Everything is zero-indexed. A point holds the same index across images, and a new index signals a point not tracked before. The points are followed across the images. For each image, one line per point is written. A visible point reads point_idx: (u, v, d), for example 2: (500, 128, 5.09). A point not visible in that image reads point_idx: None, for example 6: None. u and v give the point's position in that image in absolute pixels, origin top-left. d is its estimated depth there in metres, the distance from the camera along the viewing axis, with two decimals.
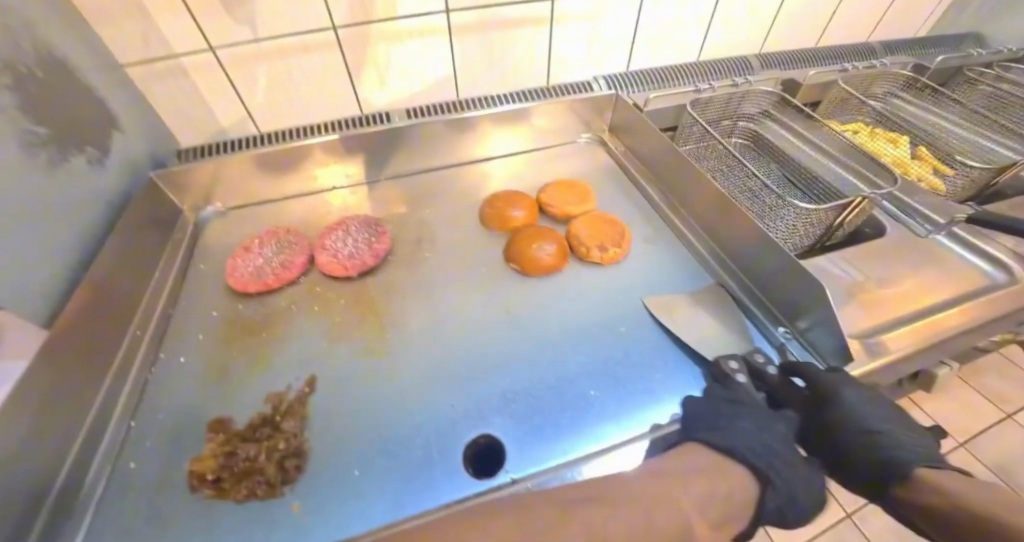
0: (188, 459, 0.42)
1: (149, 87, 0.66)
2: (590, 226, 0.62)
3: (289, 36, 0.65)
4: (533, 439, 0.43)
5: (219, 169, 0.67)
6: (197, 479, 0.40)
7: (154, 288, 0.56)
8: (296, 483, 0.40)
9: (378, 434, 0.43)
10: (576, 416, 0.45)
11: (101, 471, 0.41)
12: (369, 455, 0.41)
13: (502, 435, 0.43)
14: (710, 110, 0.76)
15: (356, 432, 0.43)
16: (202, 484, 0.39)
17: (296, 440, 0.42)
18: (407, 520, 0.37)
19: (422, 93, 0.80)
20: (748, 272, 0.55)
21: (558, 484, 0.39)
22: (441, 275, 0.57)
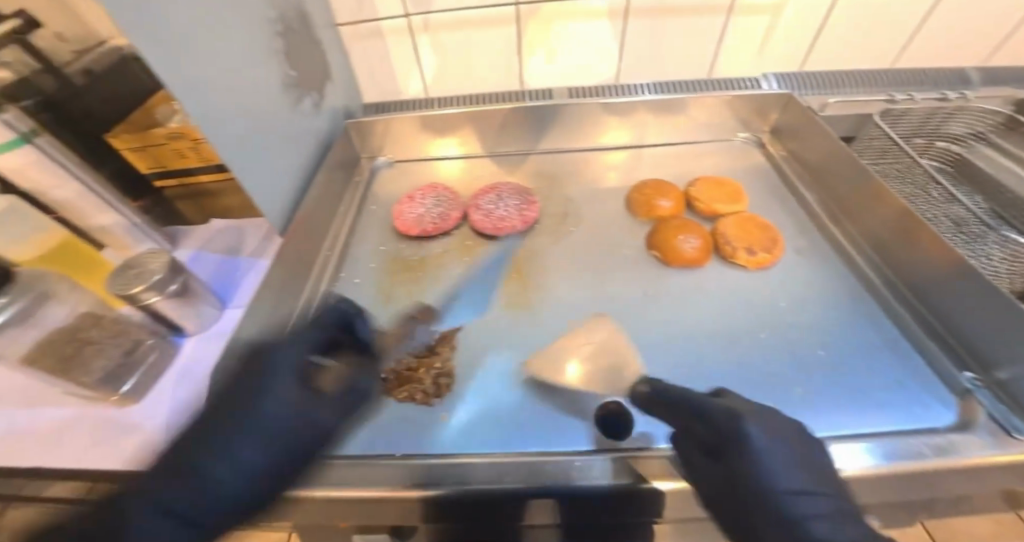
0: None
1: (354, 47, 0.77)
2: (740, 227, 0.59)
3: (475, 8, 0.72)
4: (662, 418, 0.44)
5: (395, 124, 0.76)
6: None
7: (339, 217, 0.67)
8: (446, 398, 0.46)
9: (517, 377, 0.47)
10: None
11: None
12: (508, 392, 0.46)
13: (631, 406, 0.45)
14: (905, 123, 0.68)
15: (498, 370, 0.48)
16: None
17: (448, 363, 0.48)
18: (536, 455, 0.41)
19: (580, 75, 0.84)
20: (930, 304, 0.49)
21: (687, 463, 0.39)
22: (581, 251, 0.61)
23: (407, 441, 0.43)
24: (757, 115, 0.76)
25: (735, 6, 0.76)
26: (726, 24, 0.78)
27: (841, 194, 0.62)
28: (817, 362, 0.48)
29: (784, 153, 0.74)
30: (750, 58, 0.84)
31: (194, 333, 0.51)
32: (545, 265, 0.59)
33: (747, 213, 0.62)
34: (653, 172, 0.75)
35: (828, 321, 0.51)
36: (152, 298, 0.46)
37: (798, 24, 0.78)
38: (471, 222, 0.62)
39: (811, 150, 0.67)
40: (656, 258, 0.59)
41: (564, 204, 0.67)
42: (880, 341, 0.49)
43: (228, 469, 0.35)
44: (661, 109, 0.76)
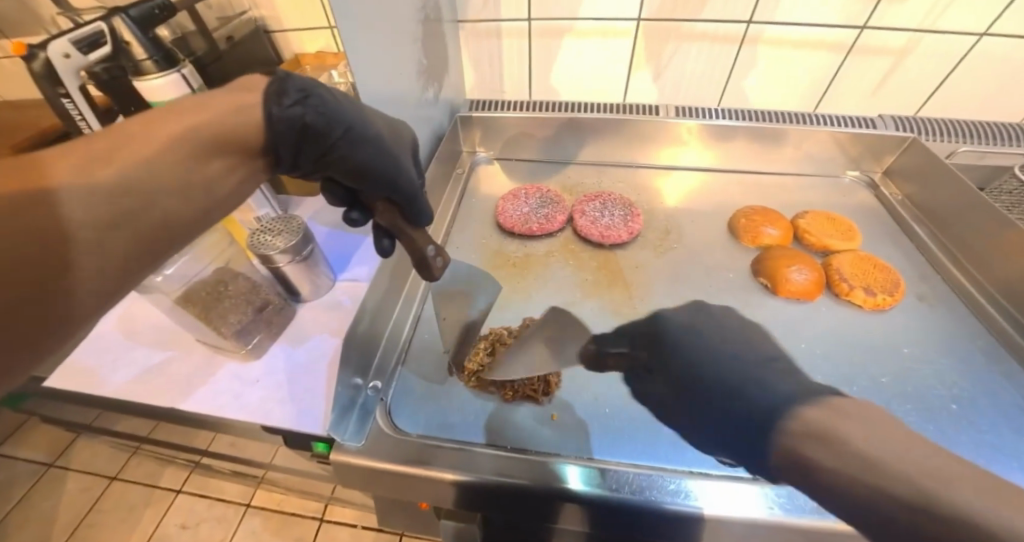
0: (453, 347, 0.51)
1: (472, 44, 0.82)
2: (856, 265, 0.57)
3: (595, 20, 0.76)
4: None
5: (501, 123, 0.79)
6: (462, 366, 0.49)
7: (443, 205, 0.70)
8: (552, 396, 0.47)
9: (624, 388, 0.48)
10: None
11: (403, 330, 0.52)
12: (616, 400, 0.47)
13: None
14: None
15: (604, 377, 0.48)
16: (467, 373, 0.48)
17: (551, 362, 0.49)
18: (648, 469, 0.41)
19: (681, 95, 0.86)
20: None
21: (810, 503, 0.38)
22: (684, 268, 0.60)
23: (517, 434, 0.44)
24: (872, 156, 0.75)
25: (857, 45, 0.75)
26: (844, 62, 0.77)
27: (979, 255, 0.60)
28: (948, 416, 0.45)
29: (901, 197, 0.73)
30: (862, 97, 0.82)
31: (309, 298, 0.54)
32: (648, 277, 0.58)
33: (862, 253, 0.60)
34: (751, 199, 0.75)
35: (950, 375, 0.49)
36: (281, 260, 0.49)
37: (921, 69, 0.76)
38: (575, 227, 0.64)
39: (946, 201, 0.66)
40: (763, 285, 0.58)
41: (665, 219, 0.68)
42: (1010, 404, 0.46)
43: (364, 160, 0.38)
44: (768, 137, 0.75)
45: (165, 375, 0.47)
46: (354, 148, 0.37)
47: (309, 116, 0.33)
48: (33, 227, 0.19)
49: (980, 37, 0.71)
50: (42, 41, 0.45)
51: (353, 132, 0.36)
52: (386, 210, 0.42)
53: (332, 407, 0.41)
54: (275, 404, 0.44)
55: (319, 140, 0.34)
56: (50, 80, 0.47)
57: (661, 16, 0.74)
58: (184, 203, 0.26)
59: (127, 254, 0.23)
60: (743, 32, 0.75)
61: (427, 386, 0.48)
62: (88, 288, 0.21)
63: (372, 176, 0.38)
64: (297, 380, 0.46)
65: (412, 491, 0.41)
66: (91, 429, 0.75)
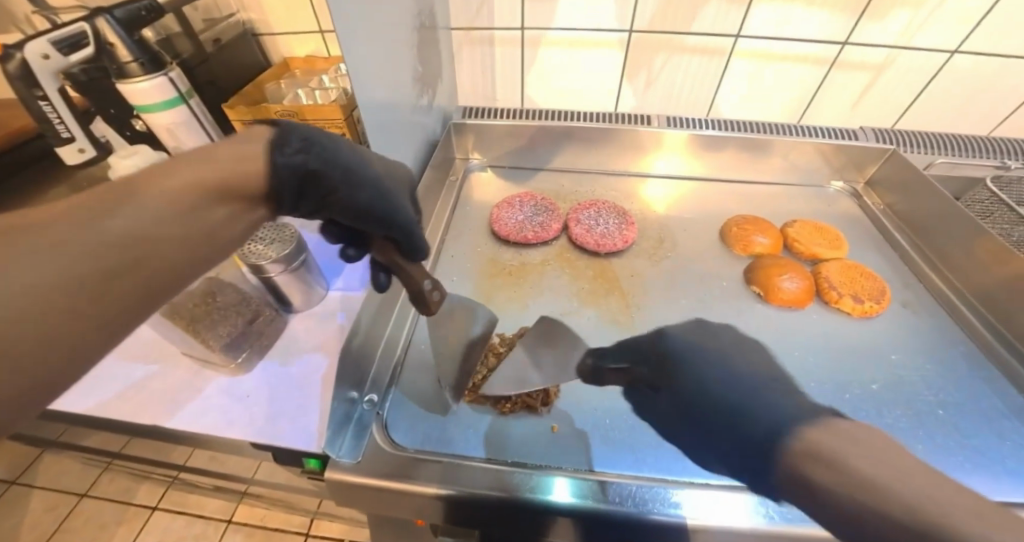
0: None
1: (466, 52, 0.82)
2: (844, 273, 0.59)
3: (588, 31, 0.77)
4: None
5: (494, 131, 0.79)
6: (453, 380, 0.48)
7: (437, 213, 0.69)
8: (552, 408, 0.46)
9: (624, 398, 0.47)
10: None
11: (401, 342, 0.51)
12: (617, 412, 0.46)
13: None
14: None
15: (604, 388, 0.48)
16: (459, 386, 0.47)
17: None
18: (646, 480, 0.40)
19: (671, 105, 0.87)
20: None
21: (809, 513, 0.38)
22: (679, 277, 0.60)
23: (516, 446, 0.43)
24: (854, 167, 0.78)
25: (839, 60, 0.77)
26: (826, 75, 0.80)
27: (959, 263, 0.63)
28: (937, 421, 0.46)
29: (883, 207, 0.76)
30: (843, 110, 0.85)
31: (300, 309, 0.52)
32: (644, 285, 0.59)
33: (847, 261, 0.61)
34: (741, 207, 0.76)
35: (936, 381, 0.50)
36: (272, 270, 0.48)
37: (899, 83, 0.79)
38: (570, 235, 0.64)
39: (926, 212, 0.68)
40: (755, 294, 0.58)
41: (659, 228, 0.68)
42: (993, 409, 0.48)
43: (361, 199, 0.38)
44: (755, 147, 0.77)
45: (146, 389, 0.45)
46: (352, 189, 0.37)
47: (309, 161, 0.33)
48: (12, 290, 0.17)
49: (952, 54, 0.74)
50: (21, 41, 0.44)
51: (350, 174, 0.37)
52: (385, 249, 0.42)
53: (328, 423, 0.40)
54: (265, 420, 0.42)
55: (318, 181, 0.35)
56: (27, 81, 0.45)
57: (652, 28, 0.76)
58: (185, 247, 0.24)
59: (126, 306, 0.21)
60: (732, 45, 0.77)
61: (424, 398, 0.47)
62: (76, 345, 0.19)
63: (370, 215, 0.39)
64: (287, 393, 0.44)
65: (397, 506, 0.40)
66: (62, 444, 0.72)
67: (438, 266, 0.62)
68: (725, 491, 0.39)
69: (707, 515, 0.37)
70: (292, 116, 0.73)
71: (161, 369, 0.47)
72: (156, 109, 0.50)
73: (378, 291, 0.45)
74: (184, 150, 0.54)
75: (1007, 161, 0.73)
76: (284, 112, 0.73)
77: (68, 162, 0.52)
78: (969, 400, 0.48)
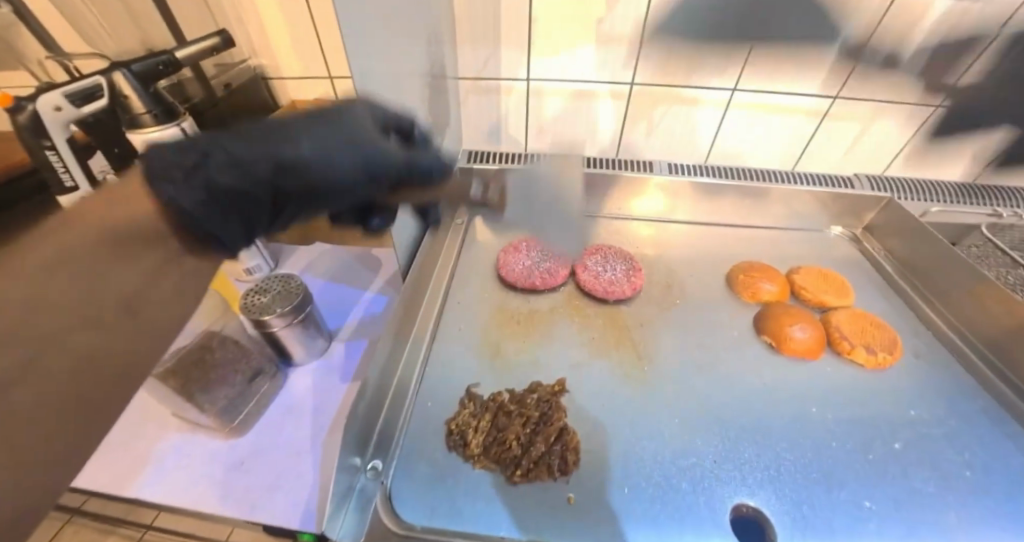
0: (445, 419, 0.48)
1: (472, 99, 0.84)
2: (854, 323, 0.58)
3: (591, 83, 0.80)
4: (803, 530, 0.41)
5: (499, 176, 0.80)
6: (458, 443, 0.44)
7: (443, 258, 0.68)
8: (570, 476, 0.43)
9: (644, 461, 0.45)
10: (851, 522, 0.41)
11: (405, 402, 0.49)
12: (638, 477, 0.43)
13: (769, 513, 0.42)
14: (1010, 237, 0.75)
15: (624, 450, 0.45)
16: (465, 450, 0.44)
17: (565, 433, 0.45)
18: None
19: (670, 152, 0.90)
20: None
21: None
22: (689, 326, 0.59)
23: (529, 520, 0.40)
24: (851, 213, 0.80)
25: (831, 111, 0.80)
26: (819, 125, 0.83)
27: (964, 310, 0.63)
28: (965, 484, 0.45)
29: (884, 252, 0.77)
30: (837, 157, 0.87)
31: (301, 362, 0.50)
32: (654, 335, 0.58)
33: (857, 310, 0.61)
34: (745, 252, 0.76)
35: (960, 442, 0.49)
36: (276, 325, 0.46)
37: (888, 134, 0.82)
38: (578, 281, 0.63)
39: (927, 258, 0.69)
40: (767, 345, 0.57)
41: (665, 274, 0.68)
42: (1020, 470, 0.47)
43: (320, 170, 0.28)
44: (755, 194, 0.79)
45: (131, 450, 0.42)
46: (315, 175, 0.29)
47: (237, 179, 0.24)
48: None
49: (937, 107, 0.78)
50: (34, 94, 0.44)
51: (277, 155, 0.26)
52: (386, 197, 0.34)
53: (330, 499, 0.37)
54: (259, 493, 0.39)
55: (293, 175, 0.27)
56: (35, 130, 0.45)
57: (652, 80, 0.79)
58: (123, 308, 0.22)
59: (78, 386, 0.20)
60: (728, 98, 0.80)
61: (433, 463, 0.44)
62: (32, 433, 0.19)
63: (341, 188, 0.30)
64: (282, 462, 0.42)
65: None
66: None
67: (443, 314, 0.60)
68: None
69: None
70: None
71: (147, 427, 0.44)
72: None
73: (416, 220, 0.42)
74: None
75: (1001, 208, 0.76)
76: None
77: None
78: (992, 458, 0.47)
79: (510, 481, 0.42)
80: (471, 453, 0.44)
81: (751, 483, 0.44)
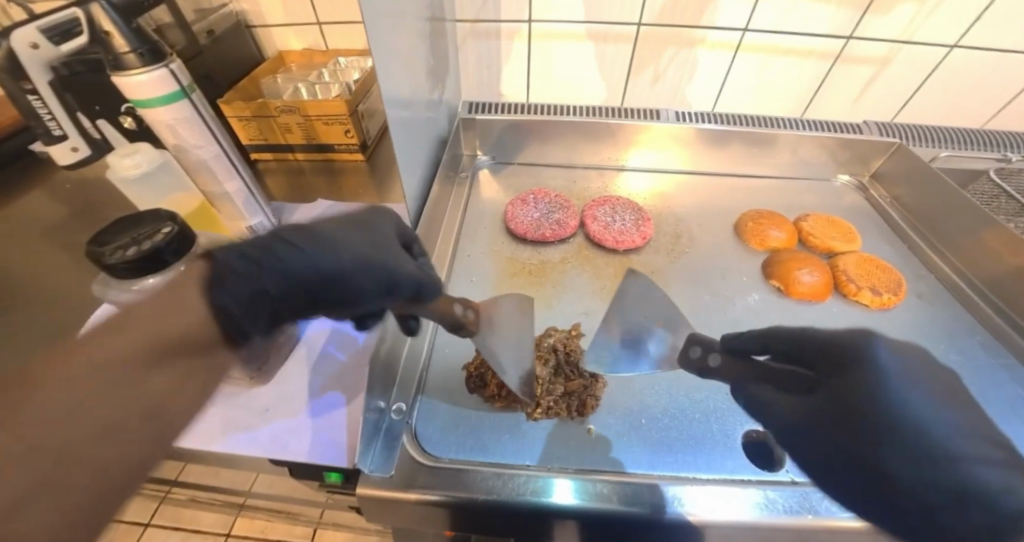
0: (459, 362, 0.50)
1: (467, 44, 0.80)
2: (861, 266, 0.61)
3: (597, 23, 0.76)
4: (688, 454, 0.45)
5: (502, 126, 0.77)
6: (472, 382, 0.48)
7: (451, 214, 0.68)
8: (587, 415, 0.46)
9: (662, 404, 0.48)
10: None
11: (428, 346, 0.52)
12: (660, 421, 0.46)
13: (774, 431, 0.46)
14: None
15: (640, 393, 0.49)
16: (480, 388, 0.47)
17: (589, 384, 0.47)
18: (672, 478, 0.41)
19: (678, 101, 0.87)
20: None
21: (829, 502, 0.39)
22: (696, 274, 0.62)
23: (557, 452, 0.43)
24: (860, 162, 0.78)
25: (844, 54, 0.77)
26: (831, 70, 0.80)
27: (971, 256, 0.64)
28: None
29: (890, 199, 0.76)
30: (847, 105, 0.85)
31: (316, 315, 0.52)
32: (665, 281, 0.61)
33: (863, 254, 0.63)
34: (751, 197, 0.76)
35: (957, 373, 0.53)
36: None
37: (901, 78, 0.80)
38: (589, 232, 0.65)
39: (934, 204, 0.69)
40: (774, 289, 0.60)
41: (674, 223, 0.69)
42: (1013, 395, 0.51)
43: (346, 270, 0.33)
44: (764, 143, 0.77)
45: None
46: (341, 280, 0.33)
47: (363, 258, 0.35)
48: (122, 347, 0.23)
49: (951, 48, 0.74)
50: (14, 28, 0.45)
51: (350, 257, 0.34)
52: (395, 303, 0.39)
53: (359, 437, 0.40)
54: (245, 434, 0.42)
55: (288, 300, 0.31)
56: (17, 74, 0.47)
57: (663, 19, 0.75)
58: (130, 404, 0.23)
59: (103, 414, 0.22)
60: (742, 39, 0.77)
61: (455, 405, 0.47)
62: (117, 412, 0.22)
63: (363, 289, 0.34)
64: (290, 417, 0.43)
65: (400, 516, 0.40)
66: None
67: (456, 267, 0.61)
68: (716, 484, 0.40)
69: (711, 510, 0.38)
70: (294, 112, 0.68)
71: None
72: (154, 105, 0.46)
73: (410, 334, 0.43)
74: (184, 149, 0.51)
75: (1008, 153, 0.76)
76: (285, 108, 0.67)
77: (59, 159, 0.55)
78: (965, 378, 0.52)
79: (527, 418, 0.46)
80: (491, 392, 0.46)
81: None
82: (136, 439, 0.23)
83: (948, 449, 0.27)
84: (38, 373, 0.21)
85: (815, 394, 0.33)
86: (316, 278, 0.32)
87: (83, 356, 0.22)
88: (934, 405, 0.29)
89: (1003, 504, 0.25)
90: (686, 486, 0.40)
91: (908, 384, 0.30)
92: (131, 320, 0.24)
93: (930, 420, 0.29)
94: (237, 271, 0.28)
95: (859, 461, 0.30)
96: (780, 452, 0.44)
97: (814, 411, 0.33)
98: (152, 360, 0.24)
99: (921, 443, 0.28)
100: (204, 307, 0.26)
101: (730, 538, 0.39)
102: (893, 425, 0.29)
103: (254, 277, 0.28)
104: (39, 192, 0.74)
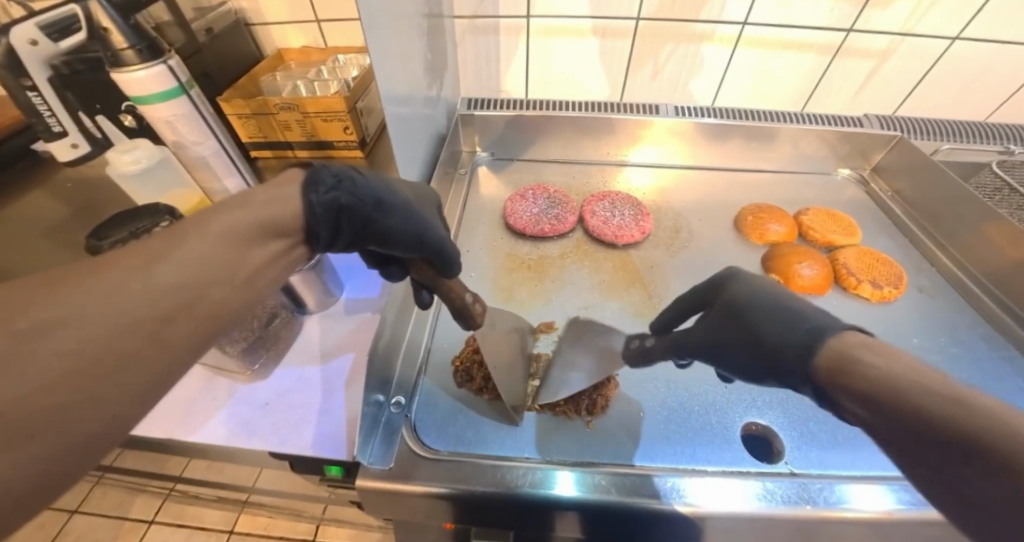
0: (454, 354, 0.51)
1: (465, 40, 0.80)
2: (861, 260, 0.61)
3: (595, 18, 0.76)
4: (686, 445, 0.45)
5: (501, 122, 0.77)
6: (462, 377, 0.48)
7: (449, 210, 0.68)
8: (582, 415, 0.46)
9: (661, 397, 0.48)
10: (832, 443, 0.44)
11: (427, 341, 0.52)
12: (659, 414, 0.46)
13: (774, 424, 0.46)
14: None
15: (639, 386, 0.49)
16: (470, 383, 0.47)
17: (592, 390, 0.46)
18: (670, 470, 0.41)
19: (678, 95, 0.87)
20: None
21: (827, 494, 0.39)
22: (695, 268, 0.62)
23: (556, 445, 0.43)
24: (860, 156, 0.78)
25: (844, 47, 0.77)
26: (831, 63, 0.79)
27: (973, 249, 0.64)
28: None
29: (890, 193, 0.76)
30: (847, 98, 0.85)
31: (315, 310, 0.53)
32: (664, 276, 0.60)
33: (863, 247, 0.63)
34: (751, 192, 0.75)
35: (957, 366, 0.53)
36: (289, 270, 0.47)
37: (902, 71, 0.79)
38: (588, 227, 0.65)
39: (936, 197, 0.69)
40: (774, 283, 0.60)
41: (674, 218, 0.69)
42: (1016, 388, 0.51)
43: (397, 226, 0.36)
44: (764, 137, 0.77)
45: (148, 404, 0.45)
46: (388, 217, 0.36)
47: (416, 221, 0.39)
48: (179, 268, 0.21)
49: (953, 41, 0.74)
50: (13, 26, 0.45)
51: (405, 210, 0.37)
52: (419, 266, 0.41)
53: (358, 430, 0.40)
54: (244, 426, 0.43)
55: (357, 213, 0.32)
56: (16, 72, 0.47)
57: (661, 13, 0.74)
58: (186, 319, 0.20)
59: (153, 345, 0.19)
60: (741, 33, 0.76)
61: (455, 398, 0.47)
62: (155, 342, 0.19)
63: (406, 241, 0.37)
64: (291, 410, 0.44)
65: (399, 508, 0.40)
66: None
67: None
68: (715, 475, 0.40)
69: (712, 501, 0.38)
70: (293, 109, 0.68)
71: (184, 375, 0.47)
72: (153, 101, 0.46)
73: (423, 307, 0.45)
74: (183, 145, 0.51)
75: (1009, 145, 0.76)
76: (283, 105, 0.67)
77: (60, 157, 0.56)
78: (966, 370, 0.52)
79: (518, 406, 0.46)
80: (480, 386, 0.47)
81: (760, 405, 0.48)
82: (170, 365, 0.20)
83: (814, 323, 0.30)
84: (104, 269, 0.19)
85: (697, 323, 0.39)
86: (375, 210, 0.34)
87: (203, 229, 0.23)
88: (797, 309, 0.32)
89: (829, 341, 0.28)
90: (685, 478, 0.40)
91: (768, 303, 0.34)
92: (195, 242, 0.22)
93: (791, 314, 0.32)
94: (327, 182, 0.30)
95: (766, 366, 0.32)
96: (779, 444, 0.44)
97: (709, 335, 0.37)
98: (250, 242, 0.24)
99: (786, 330, 0.31)
100: (295, 207, 0.28)
101: (729, 530, 0.40)
102: (759, 330, 0.33)
103: (339, 192, 0.31)
104: (41, 191, 0.75)
